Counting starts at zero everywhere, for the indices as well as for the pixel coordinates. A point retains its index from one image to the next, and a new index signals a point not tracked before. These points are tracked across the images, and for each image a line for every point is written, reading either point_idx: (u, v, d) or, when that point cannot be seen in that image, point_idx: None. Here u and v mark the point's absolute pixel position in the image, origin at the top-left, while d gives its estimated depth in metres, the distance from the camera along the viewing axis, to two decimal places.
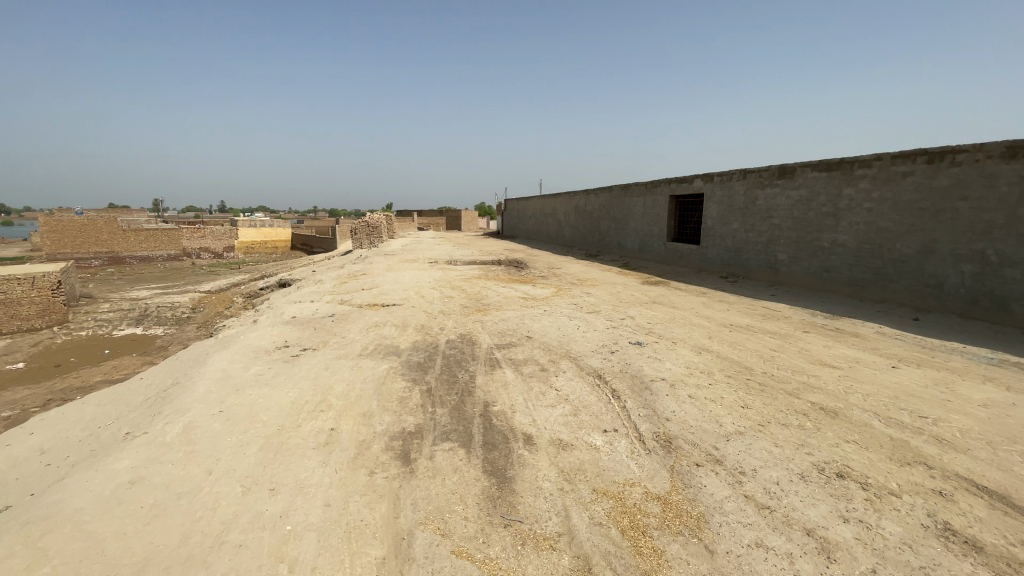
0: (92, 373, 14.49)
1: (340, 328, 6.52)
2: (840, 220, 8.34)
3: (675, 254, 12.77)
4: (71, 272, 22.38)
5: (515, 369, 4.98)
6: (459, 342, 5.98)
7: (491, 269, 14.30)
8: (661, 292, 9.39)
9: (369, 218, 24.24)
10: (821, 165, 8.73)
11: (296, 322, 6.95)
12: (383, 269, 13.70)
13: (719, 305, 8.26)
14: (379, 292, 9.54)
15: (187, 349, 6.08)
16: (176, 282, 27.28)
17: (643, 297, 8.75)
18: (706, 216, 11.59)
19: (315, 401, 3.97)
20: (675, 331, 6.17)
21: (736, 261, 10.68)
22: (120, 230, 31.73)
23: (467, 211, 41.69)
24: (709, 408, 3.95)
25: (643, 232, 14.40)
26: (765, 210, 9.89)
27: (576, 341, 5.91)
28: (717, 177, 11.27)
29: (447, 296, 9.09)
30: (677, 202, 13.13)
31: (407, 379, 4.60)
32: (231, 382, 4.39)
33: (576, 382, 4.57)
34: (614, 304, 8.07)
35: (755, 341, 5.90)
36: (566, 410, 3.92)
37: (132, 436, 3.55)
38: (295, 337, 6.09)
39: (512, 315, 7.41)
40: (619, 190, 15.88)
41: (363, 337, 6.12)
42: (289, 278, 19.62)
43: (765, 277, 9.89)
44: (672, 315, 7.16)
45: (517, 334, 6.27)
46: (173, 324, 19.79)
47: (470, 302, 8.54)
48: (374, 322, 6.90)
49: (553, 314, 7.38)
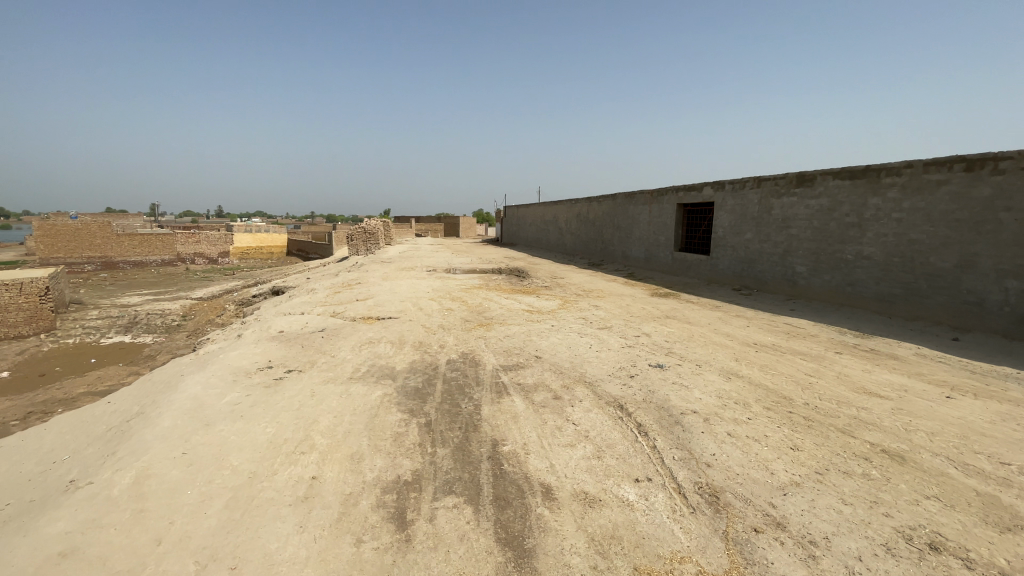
0: (76, 384, 13.84)
1: (330, 345, 5.95)
2: (866, 230, 7.86)
3: (683, 264, 12.26)
4: (61, 278, 21.77)
5: (524, 396, 4.42)
6: (460, 362, 5.42)
7: (492, 278, 13.78)
8: (674, 305, 8.85)
9: (367, 225, 23.69)
10: (843, 172, 8.26)
11: (283, 337, 6.37)
12: (379, 277, 13.14)
13: (738, 319, 7.73)
14: (375, 303, 8.97)
15: (161, 369, 5.49)
16: (169, 288, 26.65)
17: (656, 311, 8.21)
18: (716, 225, 11.09)
19: (295, 440, 3.41)
20: (697, 352, 5.63)
21: (749, 272, 10.17)
22: (114, 235, 31.17)
23: (466, 218, 41.29)
24: (754, 452, 3.40)
25: (648, 241, 13.89)
26: (781, 219, 9.40)
27: (590, 362, 5.35)
28: (728, 185, 10.79)
29: (447, 308, 8.53)
30: (685, 211, 12.64)
31: (403, 410, 4.04)
32: (200, 413, 3.82)
33: (596, 413, 4.02)
34: (627, 318, 7.53)
35: (787, 364, 5.37)
36: (588, 452, 3.37)
37: (75, 486, 2.97)
38: (280, 356, 5.52)
39: (517, 330, 6.85)
40: (623, 198, 15.39)
41: (355, 357, 5.55)
42: (284, 285, 19.06)
43: (782, 290, 9.38)
44: (691, 332, 6.63)
45: (525, 354, 5.71)
46: (163, 333, 19.16)
47: (472, 315, 7.98)
48: (368, 338, 6.33)
49: (562, 329, 6.83)
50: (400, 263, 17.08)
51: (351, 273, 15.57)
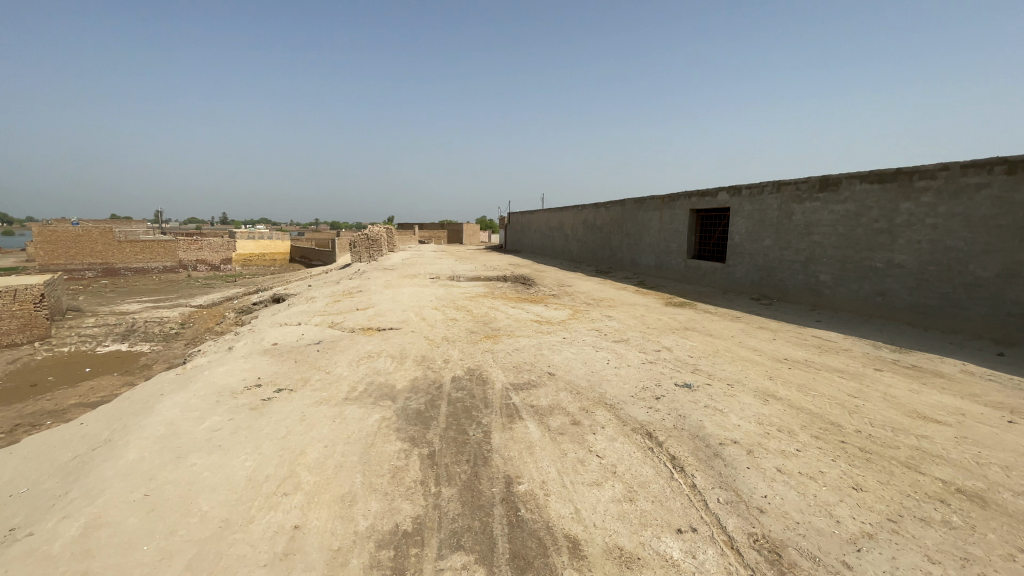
0: (67, 395, 13.40)
1: (326, 360, 5.49)
2: (898, 237, 7.39)
3: (697, 272, 11.79)
4: (59, 285, 21.44)
5: (539, 421, 3.95)
6: (466, 380, 4.96)
7: (497, 286, 13.32)
8: (692, 316, 8.37)
9: (369, 231, 23.29)
10: (871, 176, 7.81)
11: (276, 351, 5.92)
12: (380, 285, 12.70)
13: (762, 332, 7.24)
14: (375, 312, 8.52)
15: (141, 387, 5.04)
16: (168, 296, 26.30)
17: (674, 323, 7.73)
18: (732, 232, 10.64)
19: (279, 476, 2.94)
20: (726, 370, 5.15)
21: (768, 281, 9.70)
22: (116, 241, 30.95)
23: (469, 225, 41.07)
24: (812, 494, 2.92)
25: (659, 248, 13.44)
26: (803, 225, 8.94)
27: (609, 380, 4.88)
28: (745, 190, 10.34)
29: (452, 318, 8.06)
30: (698, 217, 12.19)
31: (404, 437, 3.58)
32: (174, 444, 3.36)
33: (622, 443, 3.55)
34: (643, 330, 7.05)
35: (826, 384, 4.88)
36: (618, 494, 2.90)
37: (13, 537, 2.51)
38: (271, 373, 5.06)
39: (528, 343, 6.38)
40: (632, 203, 14.97)
41: (352, 373, 5.09)
42: (284, 293, 18.66)
43: (805, 299, 8.90)
44: (715, 347, 6.15)
45: (537, 370, 5.24)
46: (160, 341, 18.75)
47: (478, 326, 7.52)
48: (367, 352, 5.88)
49: (575, 342, 6.36)
50: (402, 271, 16.65)
51: (352, 280, 15.13)
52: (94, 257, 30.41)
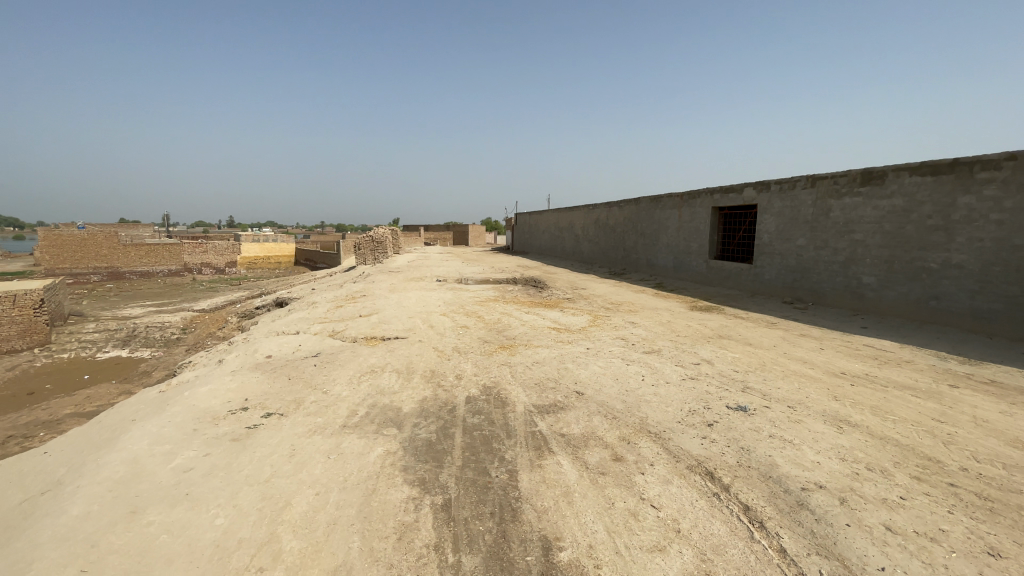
0: (64, 403, 12.91)
1: (323, 376, 4.86)
2: (956, 235, 6.69)
3: (720, 274, 11.11)
4: (61, 289, 21.05)
5: (573, 456, 3.29)
6: (483, 400, 4.31)
7: (508, 289, 12.68)
8: (724, 323, 7.68)
9: (375, 232, 22.71)
10: (923, 167, 7.11)
11: (269, 366, 5.30)
12: (386, 289, 12.11)
13: (806, 340, 6.56)
14: (380, 319, 7.88)
15: (115, 411, 4.45)
16: (172, 299, 25.87)
17: (705, 331, 7.04)
18: (760, 230, 9.95)
19: (255, 543, 2.31)
20: (781, 390, 4.47)
21: (802, 283, 9.01)
22: (121, 245, 30.65)
23: (476, 227, 40.57)
24: (941, 565, 2.25)
25: (678, 248, 12.76)
26: (843, 222, 8.25)
27: (648, 401, 4.22)
28: (775, 186, 9.65)
29: (462, 326, 7.41)
30: (720, 215, 11.51)
31: (413, 480, 2.94)
32: (131, 494, 2.74)
33: (679, 489, 2.90)
34: (675, 339, 6.39)
35: (901, 407, 4.19)
36: (690, 567, 2.25)
37: None
38: (261, 393, 4.44)
39: (548, 355, 5.73)
40: (648, 202, 14.29)
41: (352, 393, 4.45)
42: (287, 297, 18.11)
43: (845, 303, 8.21)
44: (760, 360, 5.46)
45: (563, 387, 4.58)
46: (162, 347, 18.27)
47: (491, 334, 6.87)
48: (370, 366, 5.25)
49: (602, 353, 5.70)
50: (409, 274, 16.06)
51: (357, 284, 14.54)
52: (99, 262, 30.13)
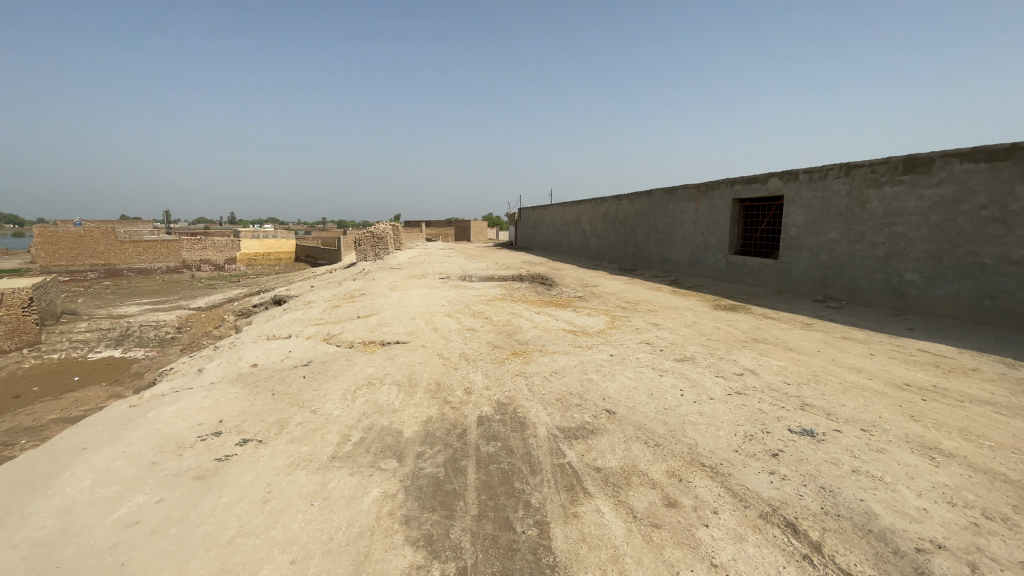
0: (51, 407, 12.34)
1: (312, 391, 4.23)
2: (1014, 228, 6.02)
3: (741, 270, 10.46)
4: (53, 288, 20.49)
5: (615, 501, 2.65)
6: (498, 421, 3.67)
7: (514, 287, 12.03)
8: (755, 324, 7.02)
9: (375, 228, 22.01)
10: (977, 153, 6.43)
11: (252, 378, 4.66)
12: (386, 287, 11.48)
13: (851, 345, 5.91)
14: (378, 321, 7.23)
15: (69, 436, 3.83)
16: (168, 297, 25.29)
17: (737, 334, 6.39)
18: (787, 223, 9.29)
19: None
20: (845, 409, 3.84)
21: (835, 280, 8.35)
22: (118, 242, 30.07)
23: (478, 222, 40.05)
24: None
25: (694, 243, 12.09)
26: (882, 214, 7.59)
27: (693, 423, 3.59)
28: (803, 175, 8.96)
29: (469, 328, 6.77)
30: (741, 207, 10.84)
31: (418, 539, 2.30)
32: (51, 565, 2.12)
33: (759, 551, 2.26)
34: (707, 345, 5.74)
35: (992, 428, 3.55)
36: None
37: None
38: (238, 413, 3.81)
39: (568, 362, 5.08)
40: (661, 194, 13.61)
41: (345, 412, 3.81)
42: (285, 295, 17.51)
43: (884, 302, 7.56)
44: (810, 370, 4.81)
45: (590, 403, 3.94)
46: (156, 347, 17.69)
47: (502, 338, 6.23)
48: (367, 377, 4.61)
49: (628, 361, 5.05)
50: (410, 271, 15.43)
51: (356, 281, 13.86)
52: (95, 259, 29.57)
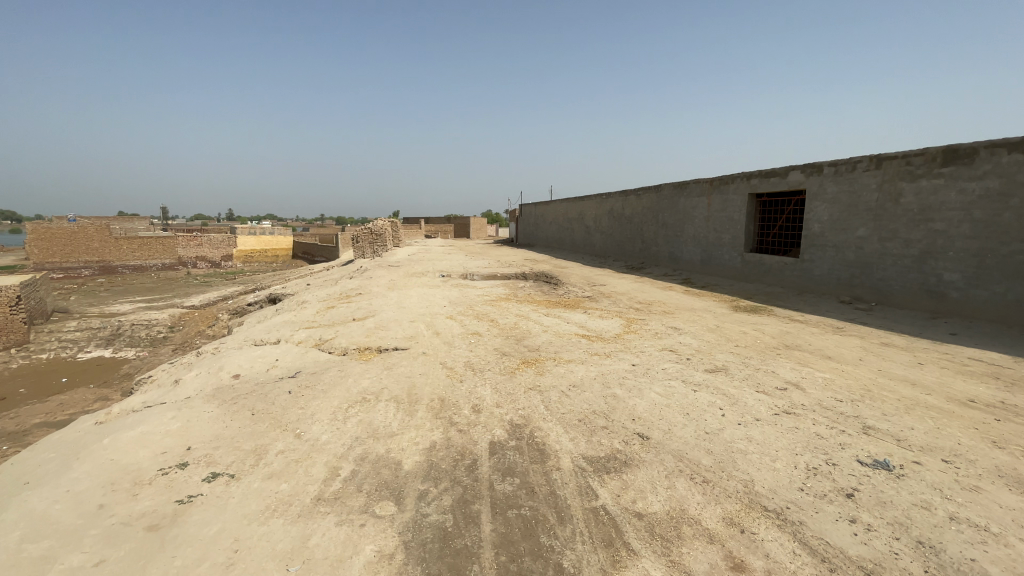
0: (35, 410, 11.81)
1: (298, 409, 3.69)
2: None
3: (759, 269, 9.92)
4: (44, 285, 19.92)
5: (668, 563, 2.13)
6: (513, 449, 3.13)
7: (519, 286, 11.49)
8: (783, 328, 6.49)
9: (373, 224, 21.43)
10: None
11: (231, 393, 4.12)
12: (384, 286, 10.93)
13: (894, 353, 5.39)
14: (375, 324, 6.67)
15: (13, 465, 3.29)
16: (162, 295, 24.71)
17: (767, 340, 5.85)
18: (810, 219, 8.75)
19: None
20: (914, 436, 3.32)
21: (863, 280, 7.83)
22: (112, 238, 29.44)
23: (477, 219, 39.51)
24: None
25: (707, 240, 11.55)
26: (917, 210, 7.07)
27: (742, 453, 3.06)
28: (828, 168, 8.42)
29: (473, 333, 6.23)
30: (758, 202, 10.30)
31: None
32: None
33: None
34: (737, 353, 5.20)
35: None
36: None
37: None
38: (210, 439, 3.27)
39: (586, 373, 4.55)
40: (671, 189, 13.06)
41: (334, 437, 3.27)
42: (280, 293, 16.95)
43: (919, 303, 7.05)
44: (859, 384, 4.29)
45: (619, 426, 3.41)
46: (148, 347, 17.13)
47: (510, 344, 5.69)
48: (361, 392, 4.07)
49: (654, 372, 4.51)
50: (410, 268, 14.86)
51: (352, 280, 13.29)
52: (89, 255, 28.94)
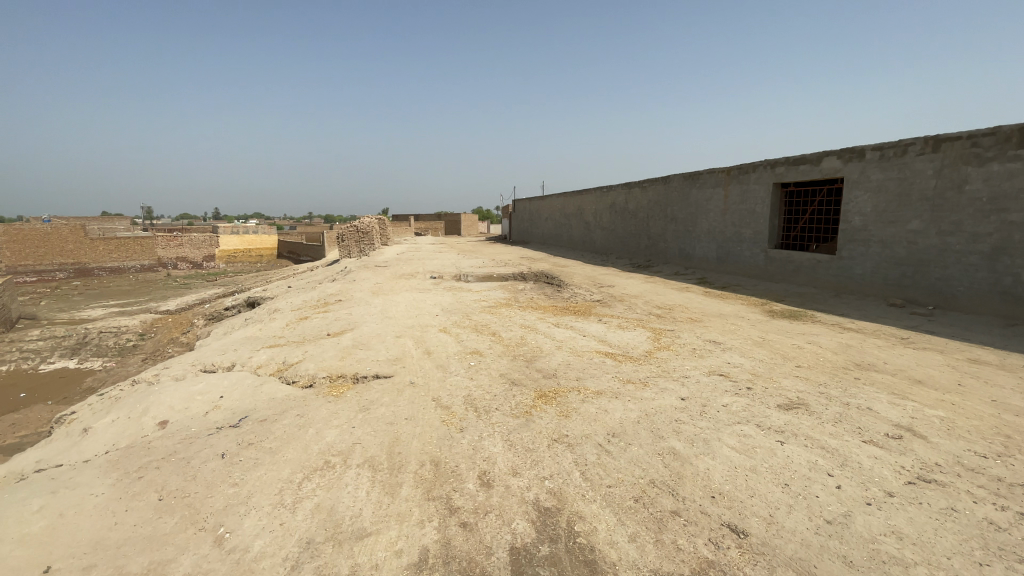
0: None
1: (228, 488, 2.57)
2: None
3: (786, 266, 8.92)
4: (5, 291, 18.41)
5: None
6: (548, 565, 2.04)
7: (518, 288, 10.38)
8: (841, 341, 5.47)
9: (359, 222, 20.19)
10: None
11: (142, 458, 2.98)
12: (369, 291, 9.76)
13: (995, 374, 4.38)
14: (352, 341, 5.50)
15: None
16: (136, 298, 23.20)
17: (832, 359, 4.80)
18: (848, 211, 7.75)
19: None
20: None
21: (917, 280, 6.85)
22: (88, 239, 27.79)
23: (467, 216, 38.57)
24: None
25: (723, 235, 10.53)
26: (986, 198, 6.09)
27: (901, 567, 2.00)
28: (871, 152, 7.41)
29: (473, 352, 5.11)
30: (783, 192, 9.29)
31: None
32: None
33: None
34: (806, 381, 4.15)
35: None
36: None
37: None
38: (83, 552, 2.16)
39: (625, 413, 3.47)
40: (681, 180, 12.02)
41: (274, 543, 2.17)
42: (259, 297, 15.65)
43: (990, 308, 6.07)
44: (988, 426, 3.25)
45: (697, 513, 2.33)
46: (115, 356, 15.74)
47: (519, 367, 4.59)
48: (323, 452, 2.95)
49: (715, 412, 3.44)
50: (398, 269, 13.67)
51: (334, 283, 12.05)
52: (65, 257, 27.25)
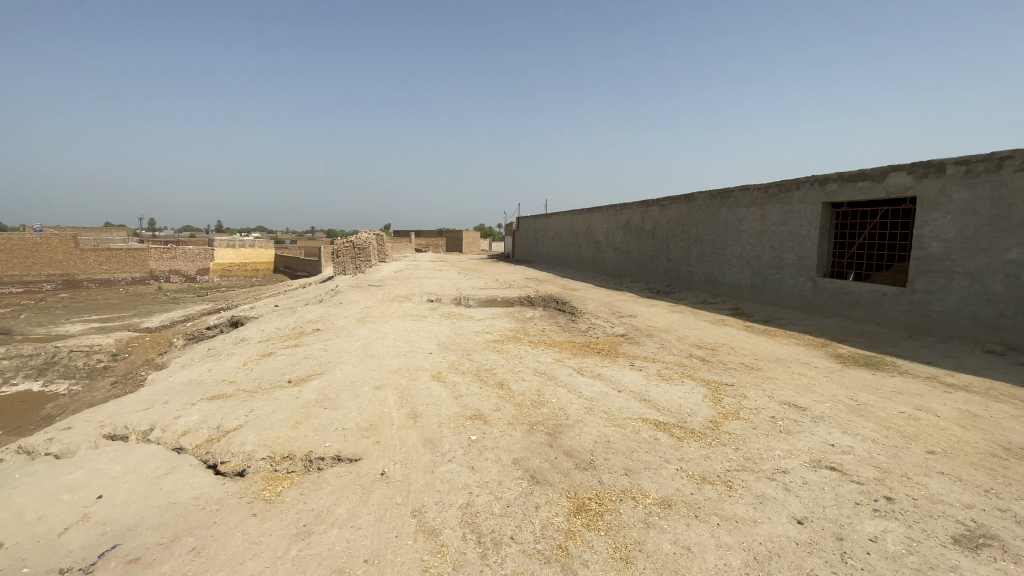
0: None
1: None
2: None
3: (841, 299, 7.64)
4: None
5: None
6: None
7: (527, 316, 9.08)
8: (959, 407, 4.13)
9: (357, 237, 19.03)
10: None
11: None
12: (355, 318, 8.46)
13: None
14: (316, 394, 4.19)
15: None
16: (121, 313, 21.85)
17: (968, 440, 3.50)
18: (923, 236, 6.51)
19: None
20: None
21: (1021, 321, 5.58)
22: (78, 250, 26.60)
23: (467, 232, 37.61)
24: None
25: (759, 260, 9.30)
26: None
27: None
28: (952, 168, 6.22)
29: (475, 416, 3.80)
30: (834, 214, 8.07)
31: None
32: None
33: None
34: (964, 486, 2.82)
35: None
36: None
37: None
38: None
39: (722, 557, 2.14)
40: (708, 198, 10.85)
41: None
42: (243, 317, 14.31)
43: None
44: None
45: None
46: (84, 378, 14.31)
47: (539, 446, 3.27)
48: None
49: (868, 562, 2.11)
50: (392, 291, 12.37)
51: (320, 306, 10.75)
52: (53, 268, 26.07)
